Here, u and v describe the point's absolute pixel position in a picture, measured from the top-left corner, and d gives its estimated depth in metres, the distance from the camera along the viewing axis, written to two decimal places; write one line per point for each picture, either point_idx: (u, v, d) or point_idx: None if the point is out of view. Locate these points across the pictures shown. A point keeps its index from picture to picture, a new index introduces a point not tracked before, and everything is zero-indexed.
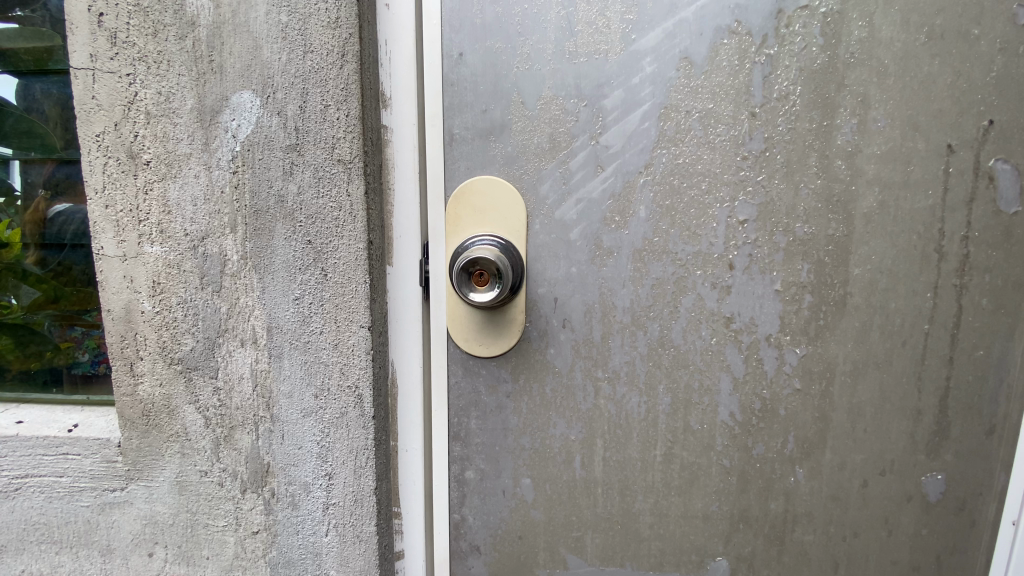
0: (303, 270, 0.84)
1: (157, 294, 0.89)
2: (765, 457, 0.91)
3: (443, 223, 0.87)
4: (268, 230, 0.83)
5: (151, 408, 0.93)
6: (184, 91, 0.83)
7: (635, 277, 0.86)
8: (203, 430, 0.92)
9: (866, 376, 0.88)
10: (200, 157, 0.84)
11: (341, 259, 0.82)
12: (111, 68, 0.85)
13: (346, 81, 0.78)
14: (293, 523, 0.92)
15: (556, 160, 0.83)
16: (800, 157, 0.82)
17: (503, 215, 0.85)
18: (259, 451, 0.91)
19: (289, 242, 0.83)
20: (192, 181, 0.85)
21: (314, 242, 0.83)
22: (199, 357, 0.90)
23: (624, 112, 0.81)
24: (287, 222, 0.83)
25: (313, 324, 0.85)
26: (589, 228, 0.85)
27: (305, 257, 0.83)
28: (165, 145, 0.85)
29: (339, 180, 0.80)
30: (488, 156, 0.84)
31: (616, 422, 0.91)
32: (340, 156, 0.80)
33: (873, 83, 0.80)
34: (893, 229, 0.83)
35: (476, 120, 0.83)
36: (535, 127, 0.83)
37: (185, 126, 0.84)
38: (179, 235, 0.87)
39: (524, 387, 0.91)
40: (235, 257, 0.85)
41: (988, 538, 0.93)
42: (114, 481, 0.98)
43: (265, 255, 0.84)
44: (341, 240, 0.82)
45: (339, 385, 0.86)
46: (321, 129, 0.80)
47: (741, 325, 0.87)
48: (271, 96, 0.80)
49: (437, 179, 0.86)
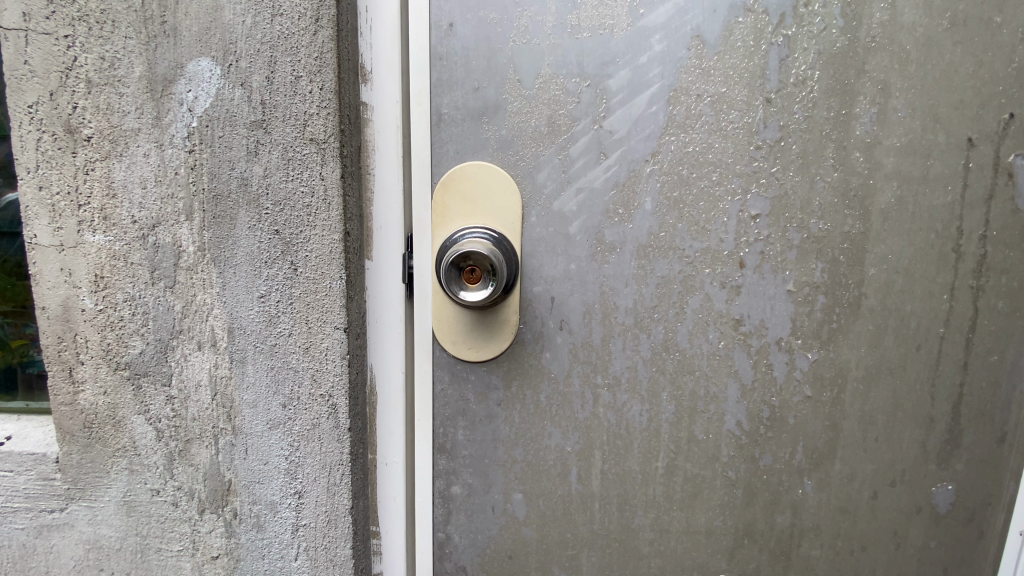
0: (270, 264, 0.74)
1: (100, 289, 0.78)
2: (773, 469, 0.86)
3: (430, 213, 0.78)
4: (229, 218, 0.74)
5: (94, 419, 0.82)
6: (132, 57, 0.73)
7: (638, 275, 0.79)
8: (154, 444, 0.82)
9: (878, 382, 0.83)
10: (150, 134, 0.74)
11: (313, 252, 0.73)
12: (47, 29, 0.74)
13: (320, 49, 0.69)
14: (258, 547, 0.82)
15: (555, 145, 0.75)
16: (817, 148, 0.76)
17: (497, 205, 0.77)
18: (219, 467, 0.81)
19: (253, 233, 0.74)
20: (142, 161, 0.74)
21: (281, 232, 0.73)
22: (150, 362, 0.79)
23: (631, 94, 0.74)
24: (251, 209, 0.73)
25: (281, 325, 0.75)
26: (590, 221, 0.77)
27: (272, 249, 0.74)
28: (110, 119, 0.74)
29: (311, 162, 0.71)
30: (480, 140, 0.76)
31: (615, 431, 0.84)
32: (312, 134, 0.71)
33: (894, 69, 0.75)
34: (911, 227, 0.79)
35: (467, 99, 0.75)
36: (532, 108, 0.75)
37: (133, 97, 0.73)
38: (126, 223, 0.76)
39: (517, 394, 0.83)
40: (191, 248, 0.75)
41: (997, 550, 0.89)
42: (52, 501, 0.87)
43: (226, 247, 0.74)
44: (313, 230, 0.72)
45: (311, 394, 0.77)
46: (290, 103, 0.70)
47: (751, 327, 0.81)
48: (233, 64, 0.71)
49: (423, 164, 0.77)
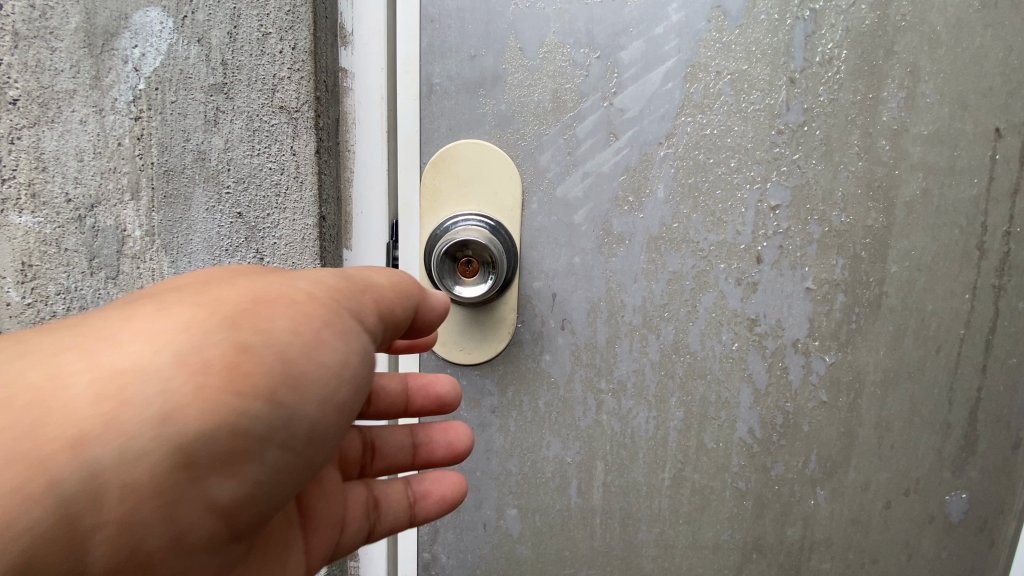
0: (231, 253, 0.64)
1: (29, 279, 0.67)
2: (785, 479, 0.80)
3: (418, 197, 0.69)
4: (183, 198, 0.63)
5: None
6: (67, 6, 0.62)
7: (648, 270, 0.72)
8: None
9: (895, 387, 0.79)
10: (88, 96, 0.63)
11: (282, 238, 0.63)
12: None
13: (292, 3, 0.60)
14: None
15: (561, 124, 0.67)
16: (841, 134, 0.70)
17: (494, 189, 0.69)
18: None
19: (212, 215, 0.64)
20: (78, 129, 0.64)
21: (246, 215, 0.63)
22: None
23: (644, 68, 0.67)
24: (209, 187, 0.63)
25: None
26: (597, 209, 0.70)
27: (235, 235, 0.64)
28: (40, 78, 0.63)
29: (280, 134, 0.62)
30: (476, 116, 0.67)
31: (620, 440, 0.77)
32: (283, 101, 0.61)
33: (924, 51, 0.69)
34: (934, 221, 0.74)
35: (461, 68, 0.66)
36: (535, 81, 0.66)
37: (67, 53, 0.62)
38: (59, 201, 0.65)
39: (513, 401, 0.75)
40: (137, 234, 0.65)
41: (1008, 561, 0.85)
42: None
43: (179, 232, 0.64)
44: (283, 214, 0.63)
45: None
46: (256, 64, 0.61)
47: (767, 328, 0.75)
48: (188, 17, 0.60)
49: (410, 140, 0.68)
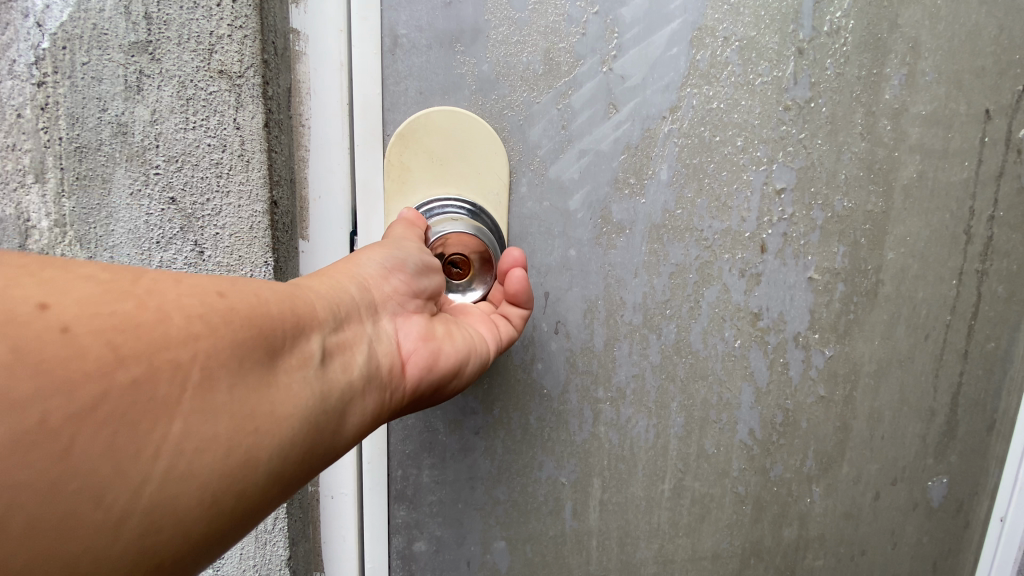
0: (163, 248, 0.49)
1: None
2: (783, 479, 0.77)
3: (382, 177, 0.55)
4: (102, 180, 0.48)
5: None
6: None
7: (650, 262, 0.64)
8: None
9: (888, 377, 0.77)
10: None
11: (227, 226, 0.49)
12: None
13: None
14: None
15: (553, 92, 0.57)
16: (845, 112, 0.66)
17: (475, 168, 0.57)
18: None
19: (137, 201, 0.49)
20: None
21: (179, 200, 0.49)
22: None
23: (647, 29, 0.58)
24: (134, 168, 0.48)
25: None
26: (595, 193, 0.60)
27: (170, 224, 0.49)
28: None
29: (220, 105, 0.47)
30: (453, 79, 0.54)
31: (618, 454, 0.69)
32: (221, 64, 0.46)
33: (926, 25, 0.65)
34: (929, 206, 0.72)
35: (433, 17, 0.53)
36: (524, 38, 0.55)
37: None
38: None
39: (500, 419, 0.64)
40: (44, 223, 0.49)
41: (978, 536, 0.88)
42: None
43: (98, 225, 0.49)
44: (225, 199, 0.49)
45: None
46: (188, 19, 0.46)
47: (769, 322, 0.70)
48: None
49: (372, 106, 0.53)
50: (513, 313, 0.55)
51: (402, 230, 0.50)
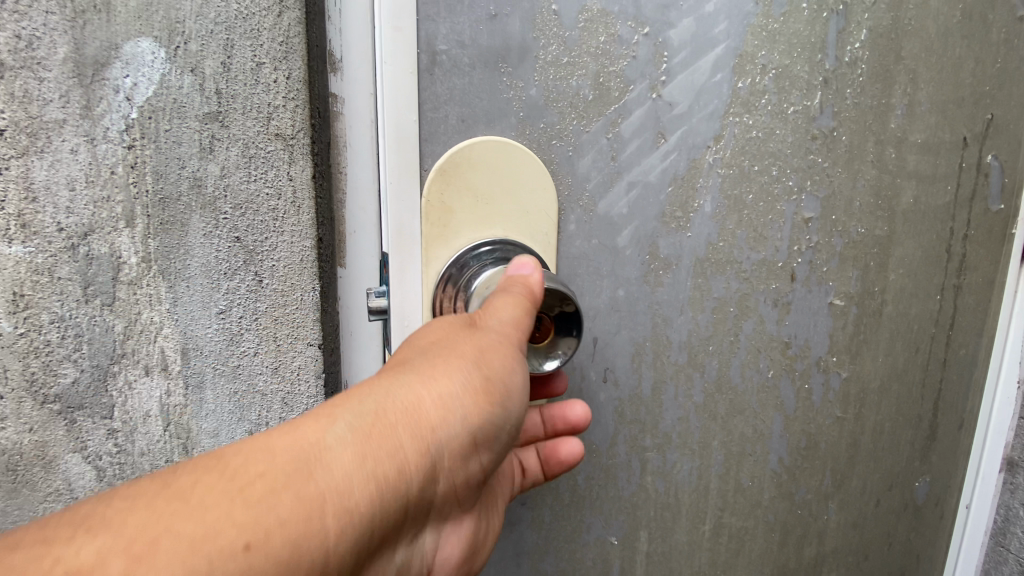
0: (229, 278, 0.71)
1: (19, 309, 0.67)
2: (806, 500, 0.77)
3: (420, 221, 0.46)
4: (180, 224, 0.69)
5: (19, 461, 0.71)
6: (54, 36, 0.63)
7: (695, 298, 0.60)
8: (96, 485, 0.74)
9: (888, 390, 0.80)
10: (77, 127, 0.65)
11: (281, 260, 0.72)
12: None
13: (285, 33, 0.67)
14: None
15: (604, 120, 0.51)
16: (860, 141, 0.67)
17: (524, 207, 0.49)
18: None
19: (210, 243, 0.70)
20: (68, 159, 0.65)
21: (243, 240, 0.71)
22: (84, 394, 0.71)
23: (694, 54, 0.54)
24: (206, 214, 0.69)
25: (243, 344, 0.73)
26: (643, 229, 0.55)
27: (234, 259, 0.71)
28: (27, 109, 0.64)
29: (276, 161, 0.70)
30: (498, 104, 0.47)
31: (663, 502, 0.65)
32: (278, 129, 0.69)
33: (922, 58, 0.69)
34: (921, 228, 0.76)
35: (477, 32, 0.45)
36: (574, 58, 0.49)
37: (56, 83, 0.64)
38: (48, 229, 0.66)
39: (547, 484, 0.57)
40: (133, 261, 0.69)
41: (948, 527, 0.95)
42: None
43: (175, 258, 0.70)
44: (281, 236, 0.72)
45: (283, 418, 0.77)
46: (250, 93, 0.68)
47: (797, 349, 0.69)
48: (182, 46, 0.65)
49: (407, 137, 0.44)
50: (533, 464, 0.53)
51: (514, 319, 0.41)
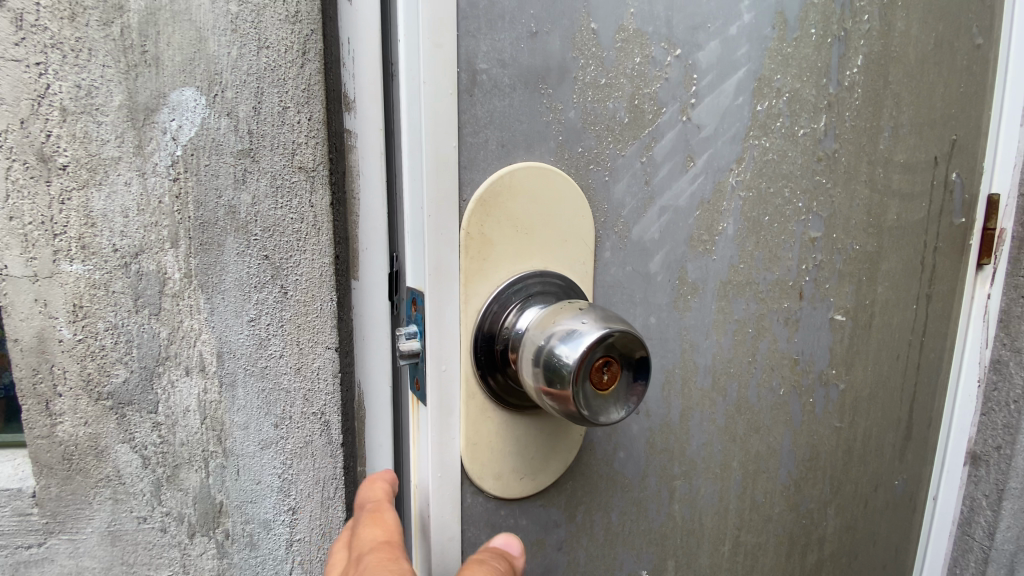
0: (259, 289, 0.77)
1: (79, 318, 0.74)
2: (810, 509, 0.79)
3: (460, 255, 0.41)
4: (217, 244, 0.74)
5: (73, 450, 0.78)
6: (111, 87, 0.70)
7: (718, 322, 0.59)
8: (141, 472, 0.79)
9: (877, 398, 0.83)
10: (131, 162, 0.72)
11: (303, 275, 0.77)
12: (17, 56, 0.69)
13: (308, 82, 0.74)
14: (252, 564, 0.84)
15: (638, 143, 0.49)
16: (855, 161, 0.69)
17: (564, 236, 0.46)
18: (210, 490, 0.81)
19: (242, 258, 0.76)
20: (123, 189, 0.72)
21: (271, 257, 0.76)
22: (134, 391, 0.77)
23: (719, 77, 0.53)
24: (240, 235, 0.75)
25: (271, 347, 0.78)
26: (673, 253, 0.54)
27: (263, 273, 0.76)
28: (87, 147, 0.71)
29: (299, 190, 0.75)
30: (537, 128, 0.44)
31: (689, 528, 0.63)
32: (302, 163, 0.75)
33: (904, 84, 0.72)
34: (902, 242, 0.79)
35: (517, 50, 0.42)
36: (612, 80, 0.47)
37: (112, 126, 0.71)
38: (107, 251, 0.73)
39: (583, 525, 0.54)
40: (177, 275, 0.75)
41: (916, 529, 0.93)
42: (27, 537, 0.82)
43: (213, 273, 0.75)
44: (303, 255, 0.77)
45: (303, 413, 0.80)
46: (278, 133, 0.74)
47: (804, 365, 0.71)
48: (219, 94, 0.72)
49: (447, 163, 0.40)
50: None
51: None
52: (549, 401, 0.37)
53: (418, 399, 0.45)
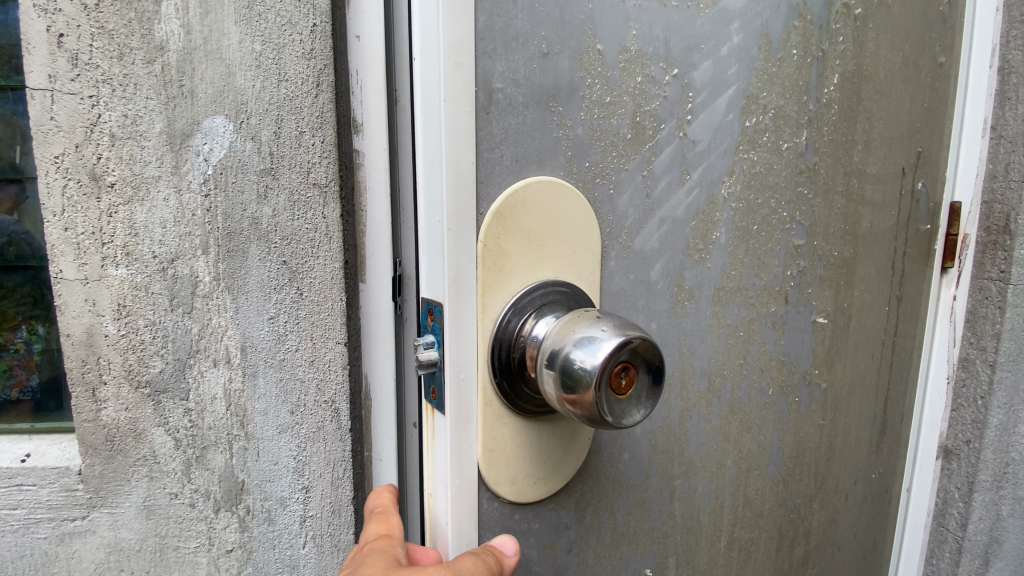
0: (279, 291, 0.96)
1: (123, 316, 0.97)
2: (798, 504, 0.82)
3: (477, 266, 0.43)
4: (242, 252, 0.95)
5: (116, 432, 1.00)
6: (153, 115, 0.92)
7: (713, 326, 0.62)
8: (173, 452, 1.01)
9: (858, 395, 0.86)
10: (169, 180, 0.94)
11: (317, 278, 0.96)
12: (72, 89, 0.91)
13: (320, 109, 0.93)
14: (270, 538, 1.03)
15: (640, 157, 0.52)
16: (832, 172, 0.73)
17: (574, 247, 0.48)
18: (233, 470, 1.01)
19: (263, 264, 0.96)
20: (162, 204, 0.94)
21: (289, 263, 0.96)
22: (168, 379, 0.99)
23: (712, 95, 0.56)
24: (262, 248, 0.95)
25: (289, 343, 0.98)
26: (672, 262, 0.57)
27: (281, 279, 0.96)
28: (132, 168, 0.93)
29: (314, 205, 0.95)
30: (547, 143, 0.46)
31: (688, 526, 0.66)
32: (316, 181, 0.94)
33: (877, 99, 0.76)
34: (877, 247, 0.82)
35: (530, 70, 0.44)
36: (615, 98, 0.49)
37: (153, 149, 0.93)
38: (148, 257, 0.96)
39: (592, 526, 0.55)
40: (207, 278, 0.96)
41: (891, 523, 0.97)
42: (74, 510, 1.02)
43: (239, 277, 0.96)
44: (318, 261, 0.96)
45: (317, 401, 0.99)
46: (295, 155, 0.94)
47: (791, 366, 0.74)
48: (245, 121, 0.93)
49: (466, 178, 0.41)
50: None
51: None
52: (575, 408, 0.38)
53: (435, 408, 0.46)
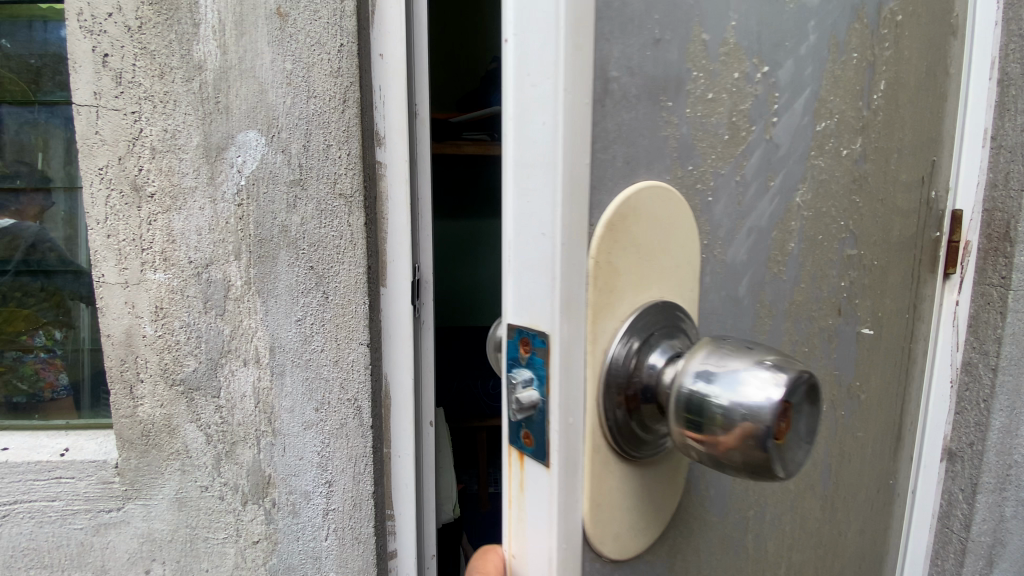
0: (306, 294, 0.99)
1: (160, 318, 0.99)
2: (847, 523, 0.78)
3: (586, 288, 0.38)
4: (272, 257, 0.98)
5: (151, 428, 1.01)
6: (190, 129, 0.95)
7: (788, 337, 0.64)
8: (205, 447, 1.02)
9: (887, 404, 0.84)
10: (205, 191, 0.96)
11: (342, 281, 1.00)
12: (116, 106, 0.94)
13: (347, 124, 0.97)
14: (294, 530, 1.04)
15: (734, 160, 0.53)
16: (876, 179, 0.74)
17: (675, 260, 0.45)
18: (260, 463, 1.03)
19: (292, 268, 0.99)
20: (198, 213, 0.97)
21: (315, 267, 0.99)
22: (201, 377, 1.01)
23: (793, 96, 0.59)
24: (290, 251, 0.98)
25: (314, 342, 1.00)
26: (758, 273, 0.58)
27: (309, 281, 0.99)
28: (171, 179, 0.96)
29: (339, 211, 0.98)
30: (658, 139, 0.45)
31: (759, 558, 0.64)
32: (342, 190, 0.98)
33: (908, 108, 0.76)
34: (901, 251, 0.81)
35: (643, 59, 0.43)
36: (716, 94, 0.50)
37: (190, 162, 0.96)
38: (184, 262, 0.98)
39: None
40: (240, 282, 0.98)
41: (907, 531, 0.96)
42: (110, 501, 1.04)
43: (269, 280, 0.99)
44: (342, 265, 0.99)
45: (340, 398, 1.02)
46: (323, 165, 0.97)
47: (836, 381, 0.74)
48: (276, 135, 0.96)
49: (580, 182, 0.37)
50: None
51: None
52: (738, 457, 0.33)
53: (528, 456, 0.40)
